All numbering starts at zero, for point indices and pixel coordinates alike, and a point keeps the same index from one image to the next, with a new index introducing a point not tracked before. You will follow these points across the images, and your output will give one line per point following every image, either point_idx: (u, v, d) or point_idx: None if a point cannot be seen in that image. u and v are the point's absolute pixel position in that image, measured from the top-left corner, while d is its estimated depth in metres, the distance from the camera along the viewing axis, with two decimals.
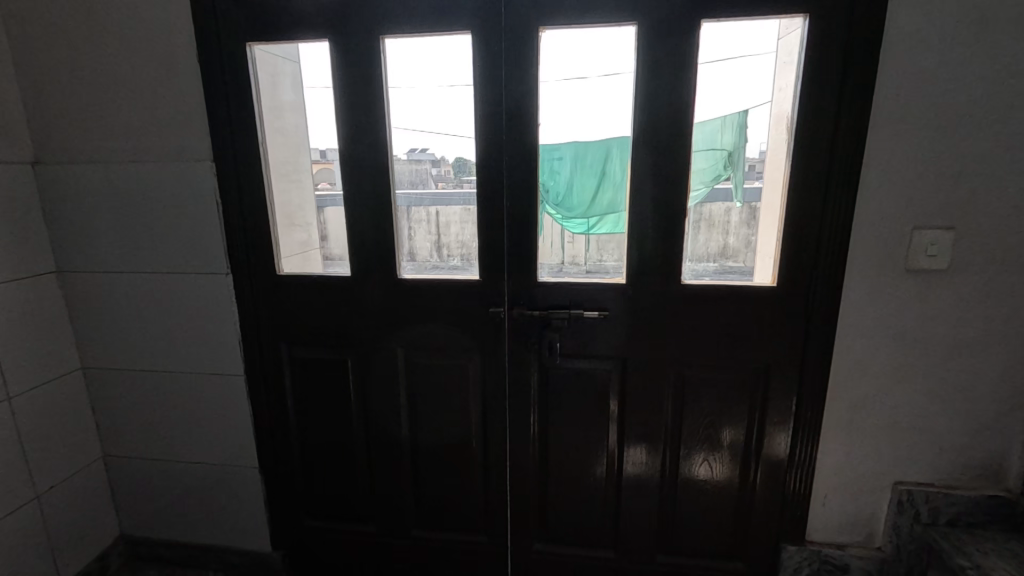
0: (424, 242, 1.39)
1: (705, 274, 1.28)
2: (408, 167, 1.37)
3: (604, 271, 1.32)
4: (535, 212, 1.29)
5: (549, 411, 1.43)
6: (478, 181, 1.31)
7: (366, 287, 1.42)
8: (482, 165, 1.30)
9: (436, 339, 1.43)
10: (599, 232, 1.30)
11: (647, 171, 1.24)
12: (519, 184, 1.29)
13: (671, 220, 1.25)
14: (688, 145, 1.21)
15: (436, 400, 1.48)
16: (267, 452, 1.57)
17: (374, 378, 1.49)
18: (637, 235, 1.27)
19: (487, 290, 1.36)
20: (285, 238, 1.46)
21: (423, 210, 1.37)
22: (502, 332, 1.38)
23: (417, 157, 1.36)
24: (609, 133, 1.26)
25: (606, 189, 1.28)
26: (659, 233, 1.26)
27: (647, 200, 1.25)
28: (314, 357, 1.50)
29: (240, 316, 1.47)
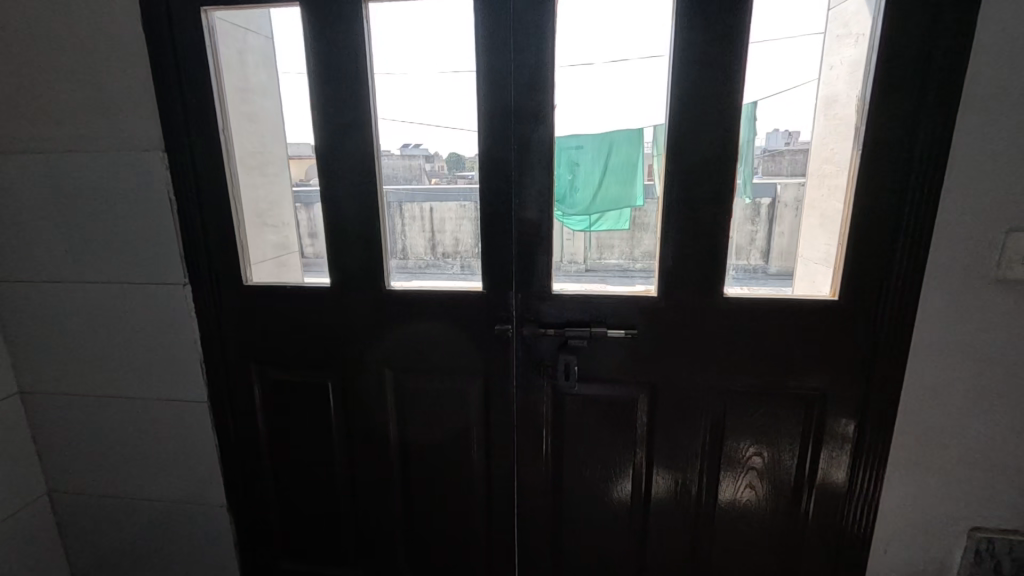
0: (420, 247, 1.18)
1: (751, 284, 1.08)
2: (402, 161, 1.15)
3: (630, 281, 1.12)
4: (548, 212, 1.09)
5: (563, 442, 1.23)
6: (482, 176, 1.10)
7: (348, 299, 1.20)
8: (487, 157, 1.09)
9: (431, 359, 1.22)
10: (599, 230, 1.11)
11: (687, 163, 1.03)
12: (532, 179, 1.08)
13: (713, 221, 1.05)
14: (737, 133, 1.01)
15: (432, 427, 1.27)
16: (235, 488, 1.36)
17: (359, 403, 1.27)
18: (672, 240, 1.07)
19: (492, 304, 1.15)
20: (255, 241, 1.26)
21: (404, 207, 1.16)
22: (508, 352, 1.18)
23: (398, 152, 1.15)
24: (620, 120, 1.06)
25: (611, 180, 1.08)
26: (698, 237, 1.06)
27: (683, 197, 1.05)
28: (288, 381, 1.28)
29: (202, 333, 1.26)
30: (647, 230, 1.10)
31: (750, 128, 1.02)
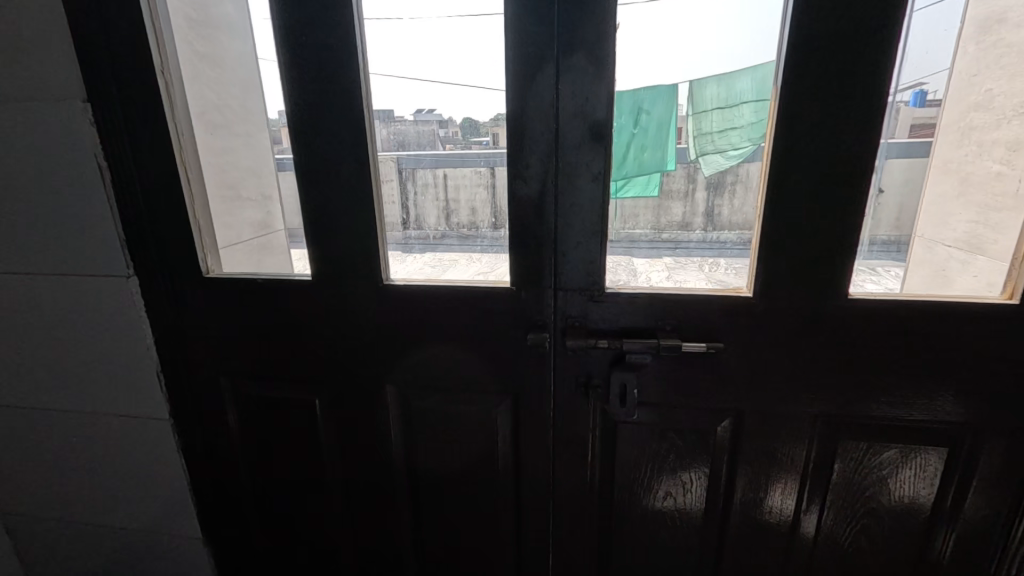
0: (433, 219, 0.90)
1: (884, 283, 0.79)
2: (414, 128, 0.86)
3: (714, 275, 0.84)
4: (603, 182, 0.81)
5: (613, 478, 0.96)
6: (510, 135, 0.80)
7: (339, 299, 0.93)
8: (522, 110, 0.79)
9: (446, 373, 0.94)
10: (626, 194, 0.82)
11: (811, 114, 0.73)
12: (583, 141, 0.79)
13: (840, 196, 0.75)
14: (887, 69, 0.70)
15: (446, 457, 1.01)
16: (213, 517, 1.13)
17: (356, 428, 1.01)
18: (777, 221, 0.77)
19: (526, 306, 0.87)
20: (223, 221, 0.99)
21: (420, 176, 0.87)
22: (546, 367, 0.91)
23: (411, 117, 0.86)
24: (687, 55, 0.76)
25: (640, 134, 0.80)
26: (816, 218, 0.76)
27: (800, 161, 0.74)
28: (268, 397, 1.02)
29: (158, 337, 1.00)
30: (747, 206, 0.80)
31: (907, 60, 0.70)
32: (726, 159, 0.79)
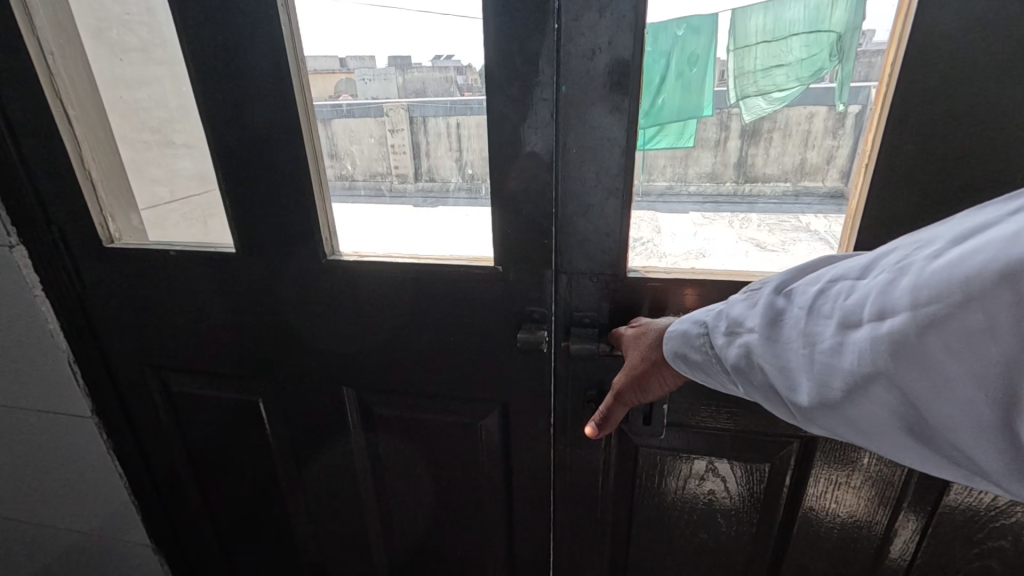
0: (426, 177, 0.63)
1: None
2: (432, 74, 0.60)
3: (784, 255, 0.59)
4: (622, 124, 0.55)
5: (632, 514, 0.76)
6: (494, 68, 0.55)
7: (275, 277, 0.71)
8: (518, 31, 0.53)
9: (416, 375, 0.73)
10: (655, 144, 0.57)
11: (972, 11, 0.45)
12: (601, 62, 0.53)
13: (997, 144, 0.48)
14: None
15: (421, 477, 0.81)
16: (159, 523, 0.97)
17: (312, 439, 0.82)
18: (887, 187, 0.52)
19: (516, 293, 0.64)
20: (143, 172, 0.78)
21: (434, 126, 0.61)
22: (545, 373, 0.69)
23: (428, 63, 0.59)
24: None
25: (690, 39, 0.53)
26: (953, 180, 0.51)
27: (940, 89, 0.48)
28: (203, 393, 0.83)
29: (63, 322, 0.80)
30: (843, 159, 0.55)
31: None
32: (770, 104, 0.54)
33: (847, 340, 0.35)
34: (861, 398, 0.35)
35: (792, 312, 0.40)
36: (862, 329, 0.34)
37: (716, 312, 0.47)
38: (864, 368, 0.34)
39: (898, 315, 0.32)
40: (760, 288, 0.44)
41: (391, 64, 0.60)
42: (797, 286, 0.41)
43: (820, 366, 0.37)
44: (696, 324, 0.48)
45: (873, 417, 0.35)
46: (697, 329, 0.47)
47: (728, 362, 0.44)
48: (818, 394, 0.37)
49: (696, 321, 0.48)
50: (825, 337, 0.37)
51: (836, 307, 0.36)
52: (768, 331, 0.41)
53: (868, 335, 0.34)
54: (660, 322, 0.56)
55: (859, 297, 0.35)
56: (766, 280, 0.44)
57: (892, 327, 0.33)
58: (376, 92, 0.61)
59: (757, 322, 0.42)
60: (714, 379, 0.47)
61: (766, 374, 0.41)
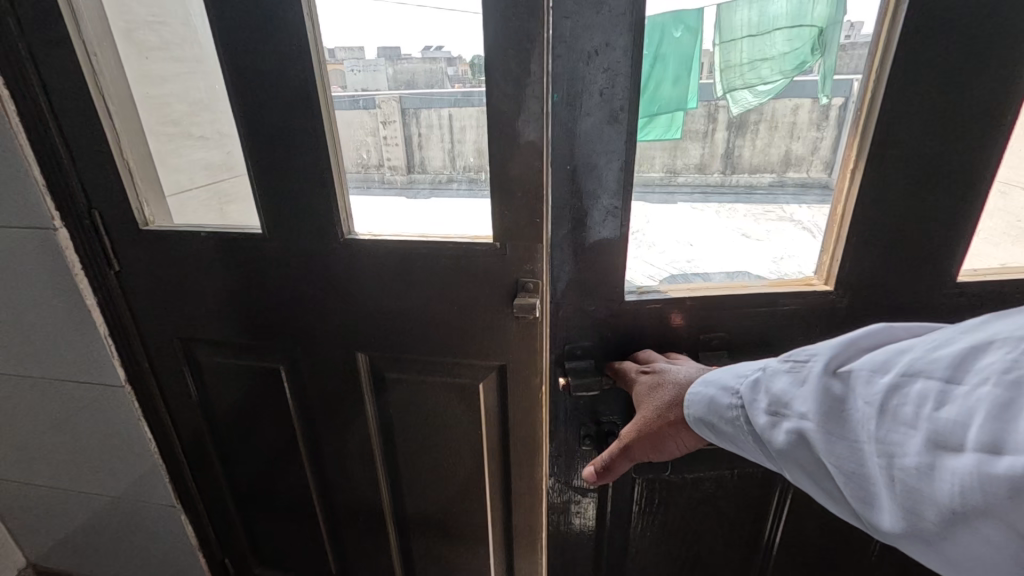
0: (416, 167, 0.75)
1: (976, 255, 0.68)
2: (421, 67, 0.70)
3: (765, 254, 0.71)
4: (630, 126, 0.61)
5: (636, 491, 0.82)
6: (495, 69, 0.64)
7: (297, 256, 0.80)
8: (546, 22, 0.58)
9: (423, 342, 0.82)
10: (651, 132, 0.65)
11: None
12: (621, 66, 0.59)
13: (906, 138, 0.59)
14: None
15: (427, 437, 0.91)
16: (185, 485, 1.06)
17: (329, 404, 0.91)
18: None
19: (511, 267, 0.73)
20: (167, 162, 0.86)
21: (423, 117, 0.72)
22: (536, 338, 0.78)
23: (418, 55, 0.69)
24: None
25: (685, 38, 0.60)
26: (875, 166, 0.61)
27: None
28: (228, 362, 0.92)
29: (99, 298, 0.88)
30: (825, 152, 0.65)
31: None
32: (756, 97, 0.62)
33: (938, 464, 0.35)
34: (960, 532, 0.34)
35: (855, 404, 0.41)
36: (960, 458, 0.34)
37: (755, 385, 0.49)
38: (962, 500, 0.33)
39: (1014, 455, 0.31)
40: (809, 364, 0.45)
41: (380, 55, 0.70)
42: (863, 378, 0.41)
43: (904, 483, 0.37)
44: (732, 395, 0.51)
45: (973, 558, 0.34)
46: (735, 404, 0.50)
47: (773, 446, 0.46)
48: (899, 514, 0.37)
49: (736, 392, 0.51)
50: (906, 450, 0.37)
51: (919, 417, 0.36)
52: (834, 426, 0.42)
53: (970, 467, 0.33)
54: (676, 376, 0.61)
55: (951, 416, 0.35)
56: (815, 356, 0.45)
57: (1006, 468, 0.31)
58: (364, 83, 0.72)
59: (819, 413, 0.43)
60: (757, 453, 0.50)
61: (836, 472, 0.41)
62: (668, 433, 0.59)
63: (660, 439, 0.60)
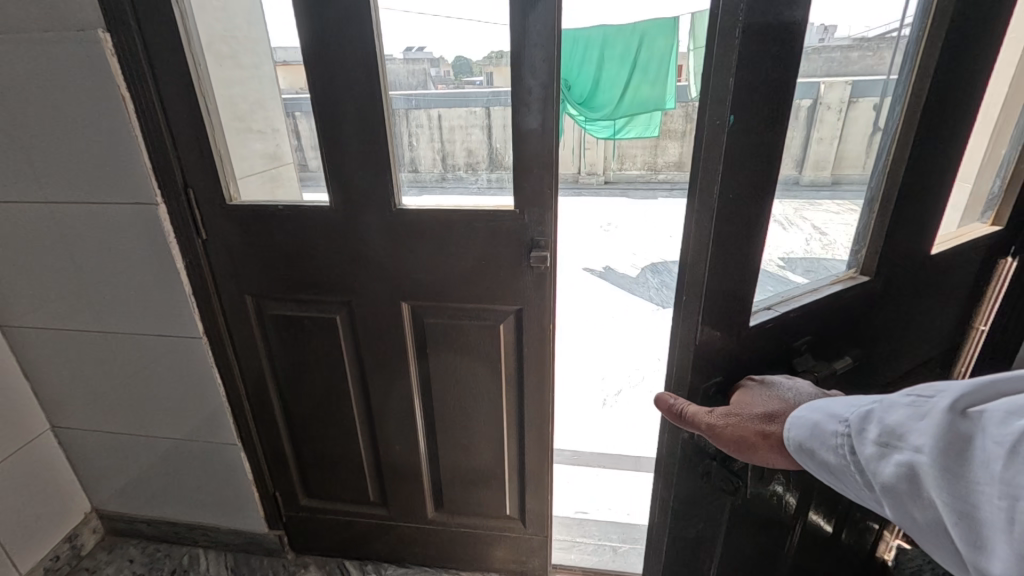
0: (408, 165, 0.98)
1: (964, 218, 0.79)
2: (404, 68, 0.91)
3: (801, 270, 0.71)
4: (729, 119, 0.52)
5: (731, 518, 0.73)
6: (518, 76, 0.84)
7: (355, 222, 1.00)
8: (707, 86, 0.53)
9: (455, 293, 1.03)
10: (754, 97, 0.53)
11: None
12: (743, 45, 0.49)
13: None
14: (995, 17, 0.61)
15: (457, 374, 1.11)
16: (247, 425, 1.26)
17: (376, 347, 1.12)
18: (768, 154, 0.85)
19: (529, 228, 0.95)
20: (237, 150, 1.04)
21: (412, 114, 0.95)
22: (547, 286, 0.99)
23: (399, 57, 0.90)
24: None
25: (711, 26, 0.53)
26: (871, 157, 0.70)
27: None
28: (293, 314, 1.11)
29: (187, 263, 1.08)
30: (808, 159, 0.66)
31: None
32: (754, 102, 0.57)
33: None
34: None
35: (982, 444, 0.36)
36: None
37: (867, 416, 0.45)
38: None
39: None
40: (933, 399, 0.41)
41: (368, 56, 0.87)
42: (987, 411, 0.37)
43: None
44: (833, 420, 0.47)
45: None
46: (841, 432, 0.45)
47: (878, 479, 0.42)
48: (1016, 564, 0.33)
49: (844, 420, 0.46)
50: None
51: None
52: (944, 457, 0.38)
53: None
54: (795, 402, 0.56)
55: None
56: (942, 394, 0.41)
57: None
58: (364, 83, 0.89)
59: (927, 444, 0.39)
60: (857, 487, 0.45)
61: (943, 510, 0.38)
62: (755, 447, 0.54)
63: (741, 448, 0.55)
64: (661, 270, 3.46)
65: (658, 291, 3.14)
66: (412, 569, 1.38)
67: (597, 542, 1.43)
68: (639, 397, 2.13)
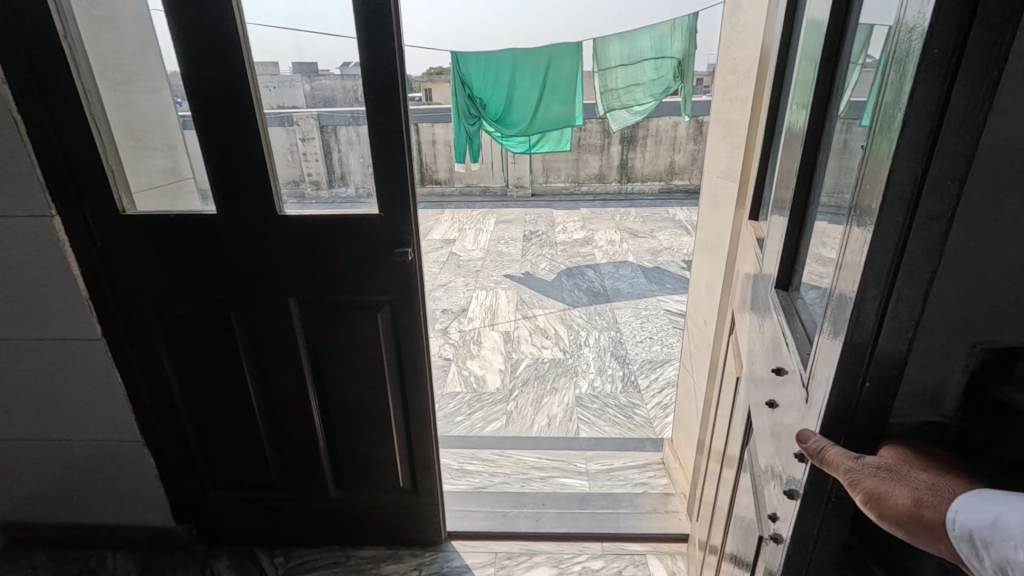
0: (343, 179, 1.12)
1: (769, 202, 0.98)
2: (343, 84, 1.03)
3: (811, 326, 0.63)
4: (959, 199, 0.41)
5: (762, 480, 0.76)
6: (367, 105, 1.02)
7: (238, 226, 1.14)
8: (911, 88, 0.40)
9: (333, 286, 1.18)
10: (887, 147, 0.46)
11: None
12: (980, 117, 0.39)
13: None
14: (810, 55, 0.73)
15: (345, 360, 1.26)
16: (151, 422, 1.35)
17: (270, 340, 1.25)
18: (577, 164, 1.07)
19: (394, 229, 1.12)
20: (135, 167, 1.15)
21: (342, 131, 1.08)
22: (414, 277, 1.17)
23: (335, 73, 1.03)
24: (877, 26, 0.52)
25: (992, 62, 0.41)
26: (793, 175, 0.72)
27: None
28: (188, 313, 1.23)
29: (84, 270, 1.18)
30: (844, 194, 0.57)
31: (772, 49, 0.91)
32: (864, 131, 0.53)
33: None
34: None
35: None
36: None
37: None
38: None
39: None
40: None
41: (297, 72, 1.06)
42: None
43: None
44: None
45: None
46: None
47: None
48: None
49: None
50: None
51: None
52: None
53: None
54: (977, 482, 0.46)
55: None
56: None
57: None
58: (291, 97, 1.08)
59: None
60: None
61: None
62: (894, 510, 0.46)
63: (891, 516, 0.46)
64: (574, 274, 3.74)
65: (570, 292, 3.41)
66: (319, 548, 1.50)
67: (490, 510, 1.60)
68: (542, 386, 2.34)
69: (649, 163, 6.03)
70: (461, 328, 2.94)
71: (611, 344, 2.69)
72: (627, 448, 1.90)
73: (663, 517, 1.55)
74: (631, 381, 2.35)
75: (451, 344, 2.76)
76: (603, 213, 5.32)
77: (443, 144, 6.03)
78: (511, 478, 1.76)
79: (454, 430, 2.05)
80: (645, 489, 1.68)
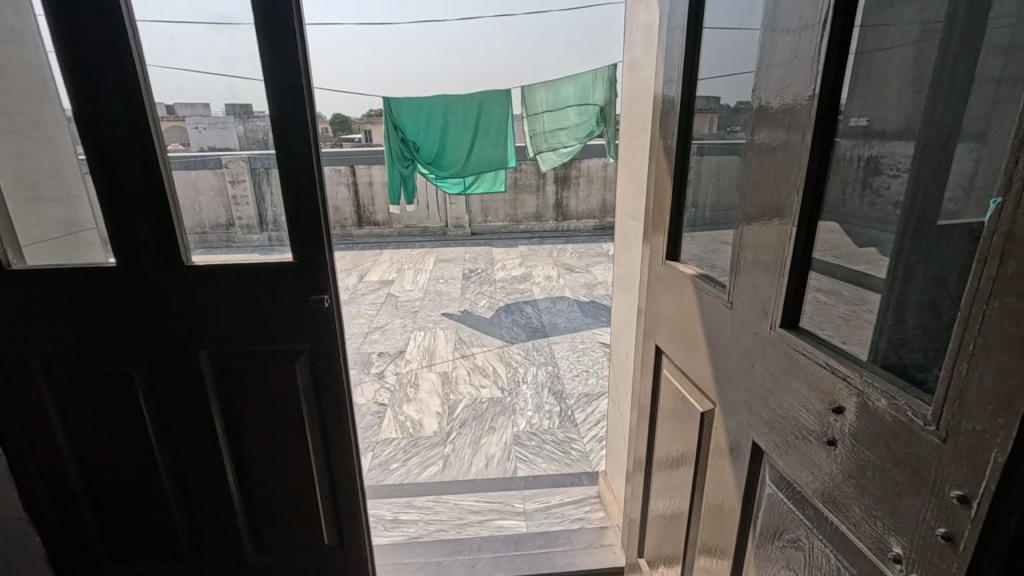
0: (271, 225, 1.10)
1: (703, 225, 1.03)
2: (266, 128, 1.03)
3: (878, 380, 0.55)
4: None
5: (807, 513, 0.67)
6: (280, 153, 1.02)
7: (141, 276, 1.08)
8: None
9: (252, 335, 1.15)
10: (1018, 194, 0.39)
11: None
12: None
13: None
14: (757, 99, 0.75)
15: (264, 413, 1.21)
16: (38, 492, 1.21)
17: (182, 395, 1.18)
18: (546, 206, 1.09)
19: (310, 275, 1.11)
20: (27, 218, 1.08)
21: (273, 174, 1.06)
22: (332, 322, 1.15)
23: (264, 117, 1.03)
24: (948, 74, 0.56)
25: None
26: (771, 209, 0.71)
27: None
28: (89, 369, 1.14)
29: None
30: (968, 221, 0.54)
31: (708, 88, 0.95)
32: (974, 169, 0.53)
33: None
34: None
35: None
36: None
37: None
38: None
39: None
40: None
41: (229, 113, 1.04)
42: None
43: None
44: None
45: None
46: None
47: None
48: None
49: None
50: None
51: None
52: None
53: None
54: None
55: None
56: None
57: None
58: (217, 141, 1.07)
59: None
60: None
61: None
62: None
63: None
64: (513, 310, 3.79)
65: (508, 329, 3.45)
66: None
67: (423, 560, 1.55)
68: (480, 426, 2.32)
69: (583, 202, 6.29)
70: (398, 371, 2.89)
71: (547, 380, 2.72)
72: (564, 484, 1.90)
73: (598, 551, 1.56)
74: (567, 415, 2.38)
75: (387, 388, 2.69)
76: (541, 250, 5.46)
77: (380, 186, 6.01)
78: (447, 524, 1.71)
79: (389, 479, 1.98)
80: (581, 525, 1.68)
